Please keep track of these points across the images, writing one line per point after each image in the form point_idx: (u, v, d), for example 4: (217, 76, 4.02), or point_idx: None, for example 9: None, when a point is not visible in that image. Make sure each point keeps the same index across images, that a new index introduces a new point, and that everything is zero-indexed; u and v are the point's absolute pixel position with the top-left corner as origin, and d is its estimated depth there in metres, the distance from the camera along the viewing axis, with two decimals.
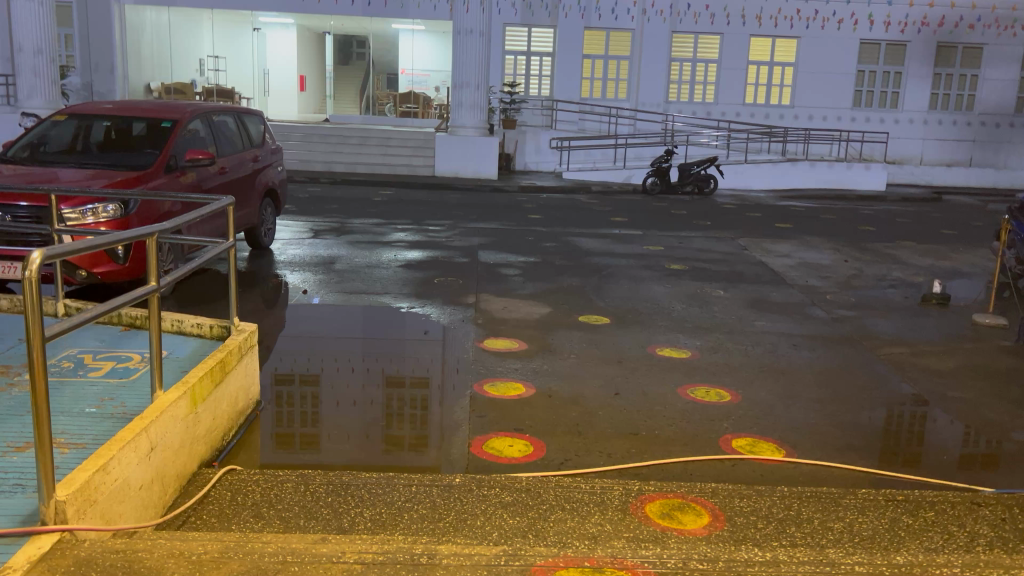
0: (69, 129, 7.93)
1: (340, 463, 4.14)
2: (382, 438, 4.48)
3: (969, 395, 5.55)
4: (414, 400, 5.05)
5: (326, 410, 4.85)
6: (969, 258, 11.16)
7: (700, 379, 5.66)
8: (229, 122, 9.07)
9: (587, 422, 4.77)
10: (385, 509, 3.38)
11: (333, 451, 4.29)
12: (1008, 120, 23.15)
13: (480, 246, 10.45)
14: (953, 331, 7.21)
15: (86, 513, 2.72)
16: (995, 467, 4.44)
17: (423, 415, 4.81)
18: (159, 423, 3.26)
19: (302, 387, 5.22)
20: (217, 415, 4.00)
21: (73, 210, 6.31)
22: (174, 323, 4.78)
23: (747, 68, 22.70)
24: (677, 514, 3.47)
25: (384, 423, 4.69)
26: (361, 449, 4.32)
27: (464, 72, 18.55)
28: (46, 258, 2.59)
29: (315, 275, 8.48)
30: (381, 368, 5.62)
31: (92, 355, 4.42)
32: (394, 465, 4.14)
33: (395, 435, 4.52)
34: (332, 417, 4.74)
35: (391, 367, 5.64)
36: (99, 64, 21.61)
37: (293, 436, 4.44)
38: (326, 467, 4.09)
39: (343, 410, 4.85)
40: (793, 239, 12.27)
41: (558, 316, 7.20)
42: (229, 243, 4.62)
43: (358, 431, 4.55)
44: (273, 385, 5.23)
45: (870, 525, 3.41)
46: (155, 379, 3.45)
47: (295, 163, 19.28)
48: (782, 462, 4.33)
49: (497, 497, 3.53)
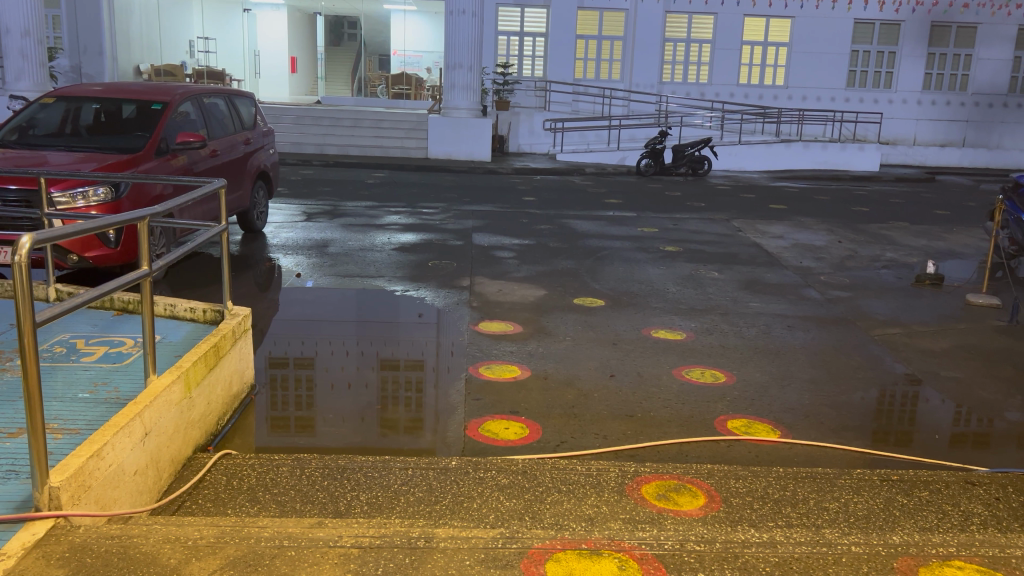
0: (58, 111, 7.84)
1: (334, 443, 4.17)
2: (378, 420, 4.49)
3: (963, 375, 5.58)
4: (409, 383, 5.04)
5: (322, 394, 4.84)
6: (962, 239, 11.18)
7: (694, 360, 5.66)
8: (220, 104, 8.98)
9: (583, 405, 4.77)
10: (381, 493, 3.38)
11: (329, 433, 4.29)
12: (1002, 100, 23.13)
13: (474, 229, 10.42)
14: (947, 311, 7.22)
15: (81, 498, 2.70)
16: (985, 445, 4.48)
17: (417, 398, 4.81)
18: (153, 408, 3.23)
19: (297, 371, 5.21)
20: (212, 399, 3.98)
21: (63, 193, 6.24)
22: (168, 308, 4.75)
23: (741, 48, 22.59)
24: (674, 495, 3.48)
25: (381, 405, 4.70)
26: (357, 432, 4.32)
27: (457, 53, 18.32)
28: (36, 243, 2.55)
29: (309, 259, 8.42)
30: (376, 352, 5.61)
31: (85, 340, 4.39)
32: (389, 445, 4.18)
33: (390, 418, 4.51)
34: (327, 401, 4.73)
35: (386, 351, 5.63)
36: (87, 46, 20.39)
37: (289, 419, 4.44)
38: (320, 451, 4.09)
39: (337, 394, 4.83)
40: (787, 220, 12.26)
41: (553, 298, 7.19)
42: (221, 226, 4.58)
43: (353, 414, 4.54)
44: (267, 369, 5.21)
45: (865, 505, 3.43)
46: (148, 363, 3.42)
47: (287, 146, 19.13)
48: (778, 443, 4.34)
49: (494, 480, 3.53)
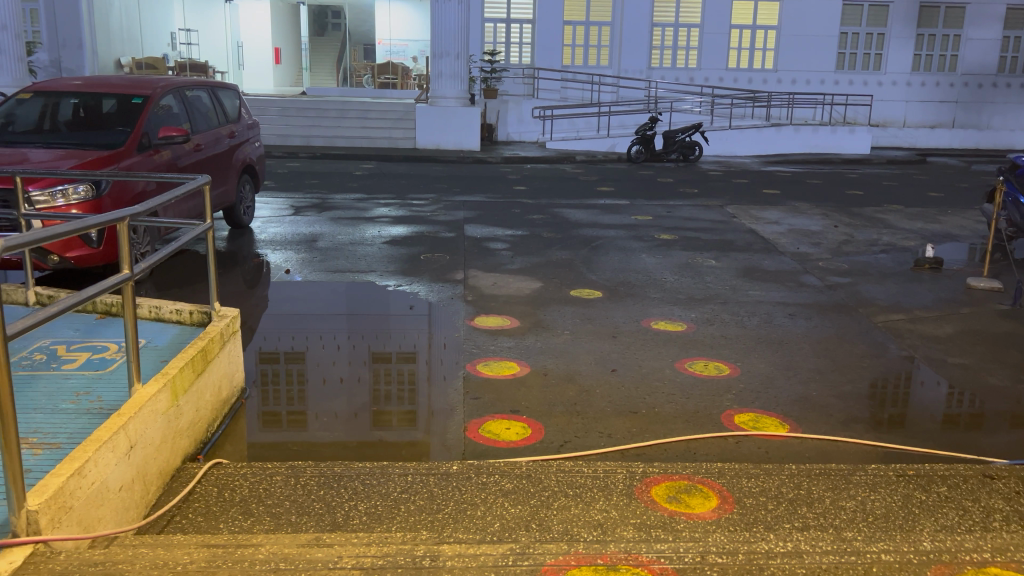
0: (36, 107, 7.62)
1: (331, 438, 4.11)
2: (371, 415, 4.38)
3: (970, 361, 5.46)
4: (403, 376, 4.95)
5: (314, 387, 4.74)
6: (958, 221, 11.07)
7: (697, 353, 5.51)
8: (203, 98, 8.75)
9: (586, 401, 4.63)
10: (381, 502, 3.23)
11: (321, 430, 4.20)
12: (991, 80, 23.09)
13: (466, 220, 10.23)
14: (948, 296, 7.11)
15: (62, 520, 2.52)
16: (984, 428, 4.43)
17: (411, 393, 4.69)
18: (138, 419, 3.05)
19: (288, 365, 5.09)
20: (200, 406, 3.80)
21: (42, 191, 6.04)
22: (153, 310, 4.56)
23: (730, 32, 22.45)
24: (685, 498, 3.35)
25: (374, 399, 4.60)
26: (349, 429, 4.21)
27: (443, 41, 18.05)
28: (8, 250, 2.37)
29: (298, 254, 8.24)
30: (367, 345, 5.48)
31: (66, 346, 4.20)
32: (384, 439, 4.11)
33: (384, 412, 4.42)
34: (319, 396, 4.60)
35: (377, 344, 5.50)
36: (66, 40, 19.50)
37: (281, 415, 4.35)
38: (311, 452, 3.96)
39: (329, 389, 4.71)
40: (781, 205, 12.13)
41: (549, 291, 7.04)
42: (206, 223, 4.37)
43: (347, 410, 4.43)
44: (257, 364, 5.08)
45: (883, 504, 3.33)
46: (132, 371, 3.23)
47: (272, 138, 18.83)
48: (787, 438, 4.20)
49: (497, 485, 3.39)
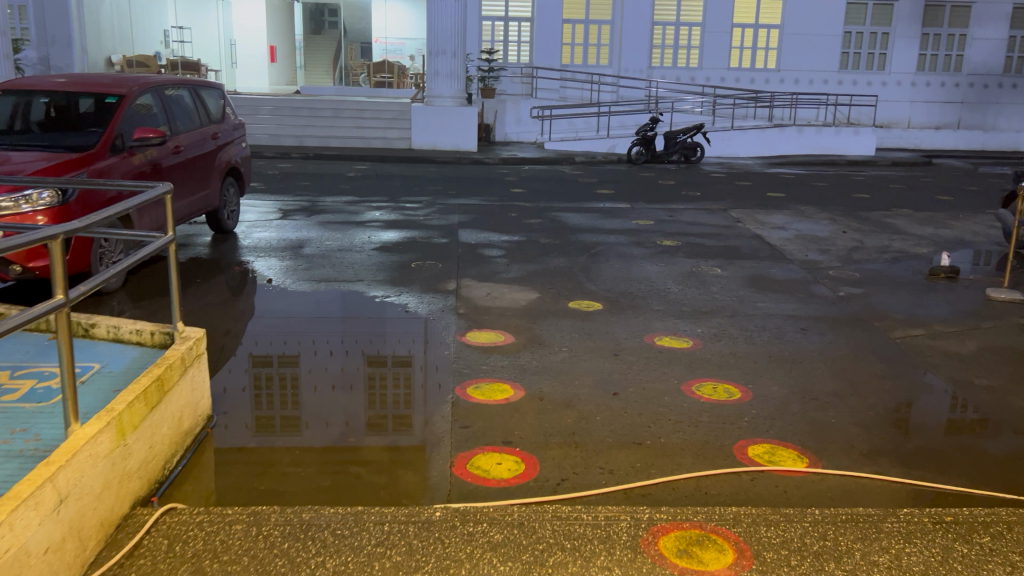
0: (7, 106, 7.23)
1: (323, 450, 3.93)
2: (364, 423, 4.21)
3: (997, 382, 5.06)
4: (397, 383, 4.75)
5: (307, 393, 4.55)
6: (969, 226, 10.69)
7: (705, 374, 5.11)
8: (185, 97, 8.34)
9: (585, 430, 4.24)
10: (352, 557, 2.85)
11: (310, 444, 3.99)
12: (997, 80, 22.72)
13: (460, 225, 9.84)
14: (967, 308, 6.72)
15: None
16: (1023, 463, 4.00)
17: (405, 401, 4.51)
18: (72, 467, 2.67)
19: (281, 369, 4.90)
20: (155, 442, 3.40)
21: (6, 197, 5.68)
22: (111, 330, 4.18)
23: (732, 31, 22.07)
24: (696, 551, 2.96)
25: (368, 408, 4.41)
26: (337, 442, 4.01)
27: (439, 40, 17.67)
28: None
29: (283, 261, 7.85)
30: (361, 349, 5.26)
31: (11, 372, 3.81)
32: (372, 458, 3.87)
33: (377, 420, 4.26)
34: (314, 401, 4.44)
35: (372, 348, 5.28)
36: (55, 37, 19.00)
37: (273, 420, 4.20)
38: (287, 479, 3.66)
39: (323, 395, 4.53)
40: (787, 209, 11.74)
41: (546, 302, 6.65)
42: (168, 236, 3.97)
43: (338, 418, 4.25)
44: (250, 369, 4.89)
45: (920, 558, 2.95)
46: (68, 409, 2.84)
47: (264, 138, 18.41)
48: (807, 474, 3.82)
49: (485, 536, 3.00)
